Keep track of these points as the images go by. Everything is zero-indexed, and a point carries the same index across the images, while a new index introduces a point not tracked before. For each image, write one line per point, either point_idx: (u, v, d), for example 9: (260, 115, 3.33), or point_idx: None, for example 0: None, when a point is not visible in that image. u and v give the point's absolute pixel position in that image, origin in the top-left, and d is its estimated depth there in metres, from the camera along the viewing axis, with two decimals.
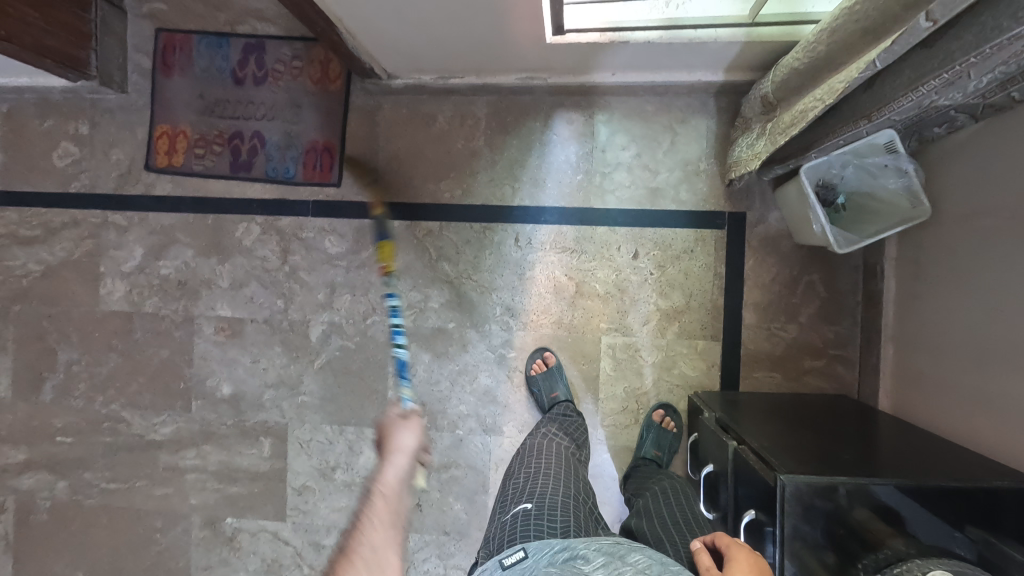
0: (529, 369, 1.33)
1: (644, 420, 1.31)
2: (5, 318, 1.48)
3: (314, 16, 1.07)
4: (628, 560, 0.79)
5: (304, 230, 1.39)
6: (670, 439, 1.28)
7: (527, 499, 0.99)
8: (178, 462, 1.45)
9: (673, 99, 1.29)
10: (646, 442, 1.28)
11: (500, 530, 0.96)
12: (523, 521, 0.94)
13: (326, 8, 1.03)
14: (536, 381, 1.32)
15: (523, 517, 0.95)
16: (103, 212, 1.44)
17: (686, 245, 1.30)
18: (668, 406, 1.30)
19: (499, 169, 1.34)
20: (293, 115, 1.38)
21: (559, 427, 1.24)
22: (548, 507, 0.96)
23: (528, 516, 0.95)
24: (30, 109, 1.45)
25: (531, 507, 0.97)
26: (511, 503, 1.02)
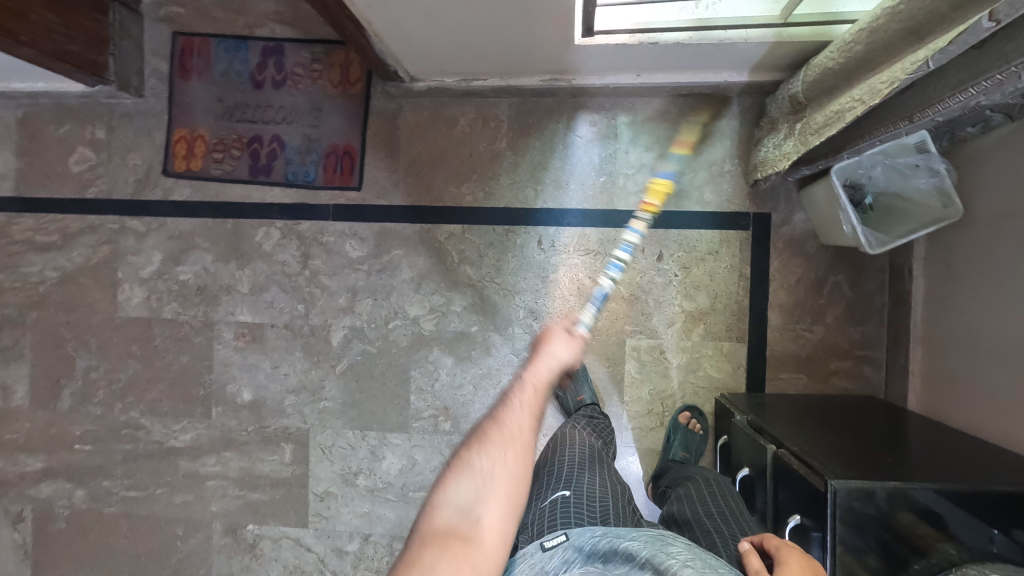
0: None
1: (670, 421, 1.30)
2: (21, 325, 1.47)
3: (341, 18, 1.06)
4: (670, 550, 0.70)
5: (325, 234, 1.38)
6: (698, 440, 1.27)
7: (564, 487, 0.99)
8: (199, 469, 1.44)
9: (697, 100, 1.28)
10: (674, 445, 1.27)
11: (534, 520, 0.95)
12: (561, 508, 0.93)
13: (355, 10, 1.02)
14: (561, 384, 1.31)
15: (561, 505, 0.94)
16: (121, 218, 1.43)
17: (711, 246, 1.29)
18: (694, 408, 1.29)
19: (522, 171, 1.34)
20: (313, 119, 1.37)
21: (589, 425, 1.24)
22: (587, 497, 0.95)
23: (565, 503, 0.95)
24: (46, 115, 1.44)
25: (569, 494, 0.96)
26: (547, 490, 1.00)
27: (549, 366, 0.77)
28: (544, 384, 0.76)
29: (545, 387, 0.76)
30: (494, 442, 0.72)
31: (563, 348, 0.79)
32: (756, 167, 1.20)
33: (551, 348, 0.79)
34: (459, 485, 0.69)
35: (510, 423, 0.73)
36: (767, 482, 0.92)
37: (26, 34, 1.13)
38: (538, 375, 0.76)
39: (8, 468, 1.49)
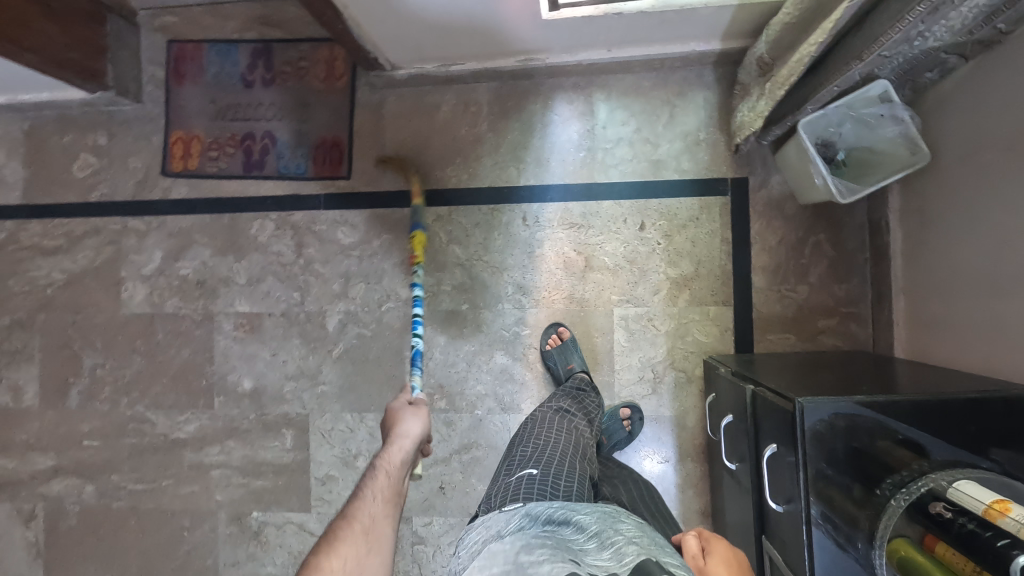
0: (545, 344, 1.34)
1: (608, 409, 1.33)
2: (30, 328, 1.52)
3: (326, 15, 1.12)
4: (619, 528, 0.77)
5: (317, 223, 1.43)
6: (622, 436, 1.31)
7: (531, 464, 1.01)
8: (203, 459, 1.47)
9: (670, 74, 1.32)
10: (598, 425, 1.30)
11: (499, 492, 0.98)
12: (527, 483, 0.95)
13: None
14: (552, 355, 1.33)
15: (527, 479, 0.97)
16: (124, 219, 1.49)
17: (691, 214, 1.32)
18: (634, 406, 1.32)
19: (504, 152, 1.38)
20: (302, 114, 1.43)
21: (573, 401, 1.23)
22: (553, 473, 0.98)
23: (531, 478, 0.97)
24: (50, 125, 1.51)
25: (536, 472, 0.98)
26: (516, 466, 1.03)
27: (402, 445, 0.96)
28: (396, 469, 0.91)
29: (395, 469, 0.91)
30: (354, 528, 0.78)
31: (414, 427, 1.00)
32: (736, 131, 1.24)
33: (402, 436, 0.97)
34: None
35: (370, 515, 0.81)
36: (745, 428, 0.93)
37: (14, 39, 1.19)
38: (394, 455, 0.93)
39: (19, 467, 1.53)
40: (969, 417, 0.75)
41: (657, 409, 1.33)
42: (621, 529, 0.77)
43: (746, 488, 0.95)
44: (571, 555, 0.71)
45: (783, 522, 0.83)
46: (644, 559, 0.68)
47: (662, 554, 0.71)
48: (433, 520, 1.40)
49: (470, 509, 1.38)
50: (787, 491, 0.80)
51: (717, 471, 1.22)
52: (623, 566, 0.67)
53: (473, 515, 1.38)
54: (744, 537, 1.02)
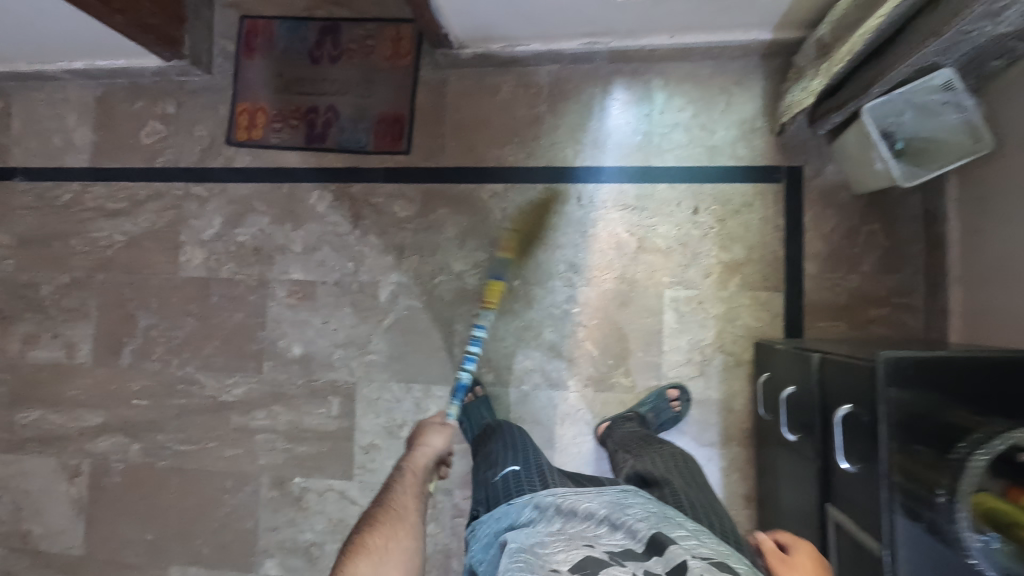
0: (467, 396, 1.38)
1: (657, 391, 1.34)
2: (88, 286, 1.56)
3: None
4: (628, 511, 0.83)
5: (375, 195, 1.47)
6: (671, 417, 1.32)
7: (515, 461, 1.10)
8: (249, 423, 1.49)
9: (728, 63, 1.35)
10: (647, 404, 1.32)
11: (491, 492, 1.06)
12: (511, 478, 1.05)
13: None
14: (471, 406, 1.36)
15: (511, 476, 1.06)
16: (186, 185, 1.54)
17: (745, 199, 1.34)
18: (681, 387, 1.33)
19: (561, 133, 1.41)
20: (365, 90, 1.47)
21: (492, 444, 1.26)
22: (535, 468, 1.07)
23: (515, 475, 1.06)
24: (122, 93, 1.57)
25: (518, 468, 1.07)
26: (497, 466, 1.12)
27: (425, 452, 1.04)
28: (420, 469, 1.00)
29: (421, 471, 1.00)
30: (389, 525, 0.86)
31: (437, 438, 1.07)
32: (786, 110, 1.25)
33: (425, 442, 1.06)
34: (368, 565, 0.79)
35: (400, 508, 0.91)
36: (812, 403, 0.93)
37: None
38: (417, 464, 1.01)
39: (67, 423, 1.55)
40: (1005, 377, 0.74)
41: (704, 391, 1.34)
42: (626, 509, 0.85)
43: (808, 457, 0.96)
44: (587, 539, 0.80)
45: (851, 484, 0.83)
46: (655, 532, 0.77)
47: (670, 526, 0.79)
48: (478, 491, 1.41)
49: None
50: (863, 455, 0.79)
51: (768, 451, 1.22)
52: (637, 541, 0.76)
53: None
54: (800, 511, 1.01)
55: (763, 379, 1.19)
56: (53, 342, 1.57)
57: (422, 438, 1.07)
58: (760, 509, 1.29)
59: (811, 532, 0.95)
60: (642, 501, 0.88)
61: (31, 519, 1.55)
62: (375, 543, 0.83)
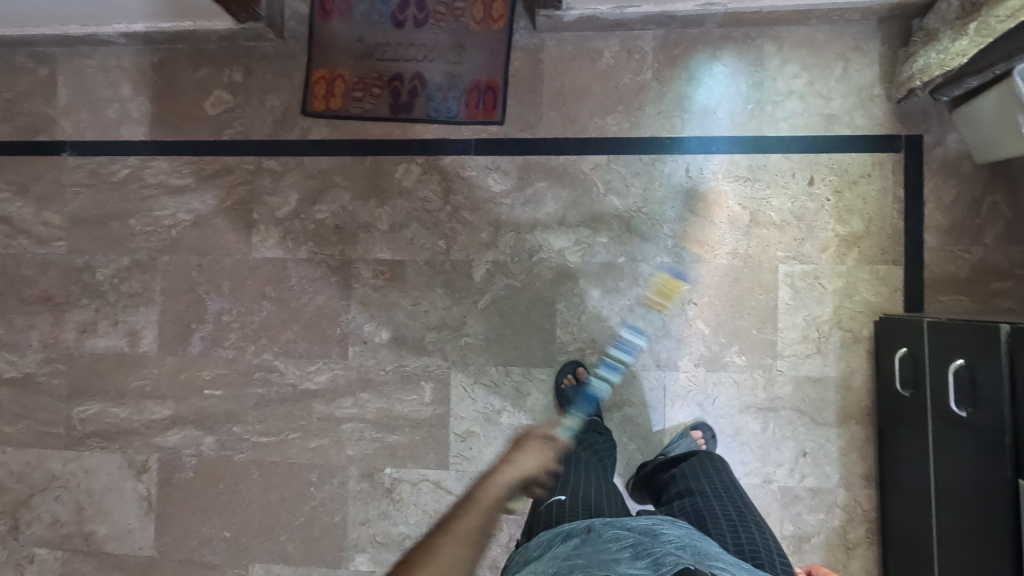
0: (562, 382, 1.33)
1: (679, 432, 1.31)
2: (152, 269, 1.45)
3: None
4: (661, 539, 0.74)
5: (467, 168, 1.38)
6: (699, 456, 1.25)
7: (560, 491, 1.02)
8: (335, 412, 1.40)
9: (845, 28, 1.30)
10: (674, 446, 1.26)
11: (534, 524, 0.98)
12: (556, 509, 0.97)
13: None
14: (568, 394, 1.31)
15: (556, 507, 0.98)
16: (258, 159, 1.43)
17: (863, 170, 1.29)
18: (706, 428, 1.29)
19: (668, 102, 1.34)
20: (455, 56, 1.38)
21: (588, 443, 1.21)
22: (582, 499, 0.99)
23: (561, 506, 0.98)
24: (184, 59, 1.45)
25: (565, 498, 0.99)
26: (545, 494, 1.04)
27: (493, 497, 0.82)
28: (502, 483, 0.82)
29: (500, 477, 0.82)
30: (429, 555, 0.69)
31: (533, 459, 0.89)
32: (916, 74, 1.19)
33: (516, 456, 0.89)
34: None
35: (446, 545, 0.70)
36: (996, 381, 0.89)
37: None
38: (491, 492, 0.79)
39: (133, 417, 1.45)
40: None
41: (822, 369, 1.30)
42: (659, 539, 0.74)
43: (984, 433, 0.92)
44: (605, 568, 0.67)
45: None
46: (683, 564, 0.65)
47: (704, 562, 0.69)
48: None
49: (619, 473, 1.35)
50: None
51: (900, 430, 1.18)
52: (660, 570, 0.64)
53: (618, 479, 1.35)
54: (966, 487, 0.96)
55: (901, 355, 1.15)
56: (114, 329, 1.46)
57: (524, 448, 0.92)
58: (883, 489, 1.25)
59: (998, 509, 0.90)
60: (676, 534, 0.76)
61: (96, 519, 1.45)
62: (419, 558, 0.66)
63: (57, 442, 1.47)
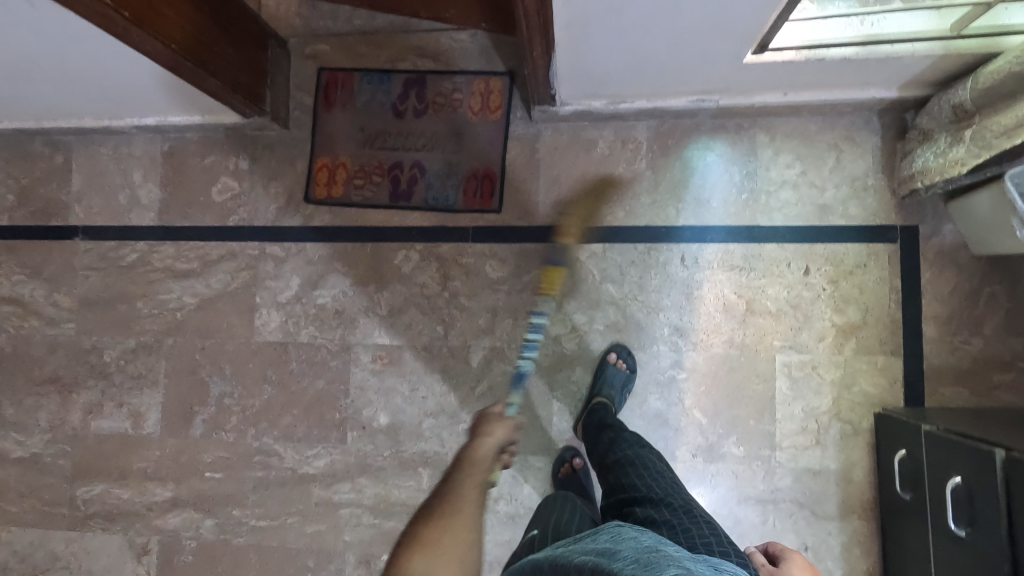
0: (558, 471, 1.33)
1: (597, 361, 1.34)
2: (157, 351, 1.48)
3: (535, 59, 1.08)
4: (617, 553, 0.73)
5: (465, 255, 1.40)
6: (624, 378, 1.30)
7: (533, 526, 1.09)
8: (332, 496, 1.41)
9: (836, 119, 1.31)
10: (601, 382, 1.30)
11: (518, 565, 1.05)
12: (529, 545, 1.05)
13: (555, 45, 1.03)
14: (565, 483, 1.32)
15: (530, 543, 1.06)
16: (261, 244, 1.47)
17: (859, 260, 1.29)
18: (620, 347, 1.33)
19: (662, 190, 1.36)
20: (453, 145, 1.42)
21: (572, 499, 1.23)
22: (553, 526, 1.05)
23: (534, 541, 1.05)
24: (191, 147, 1.50)
25: (537, 532, 1.06)
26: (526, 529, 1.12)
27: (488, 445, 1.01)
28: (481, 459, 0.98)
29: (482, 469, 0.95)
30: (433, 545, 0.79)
31: (501, 429, 1.04)
32: (915, 175, 1.20)
33: (491, 431, 1.03)
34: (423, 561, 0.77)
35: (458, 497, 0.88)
36: (994, 506, 0.87)
37: (127, 8, 0.95)
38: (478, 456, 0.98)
39: (135, 498, 1.47)
40: None
41: (822, 461, 1.28)
42: (614, 555, 0.73)
43: (985, 556, 0.90)
44: None
45: None
46: None
47: (658, 568, 0.67)
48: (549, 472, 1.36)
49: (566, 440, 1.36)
50: None
51: (902, 532, 1.16)
52: None
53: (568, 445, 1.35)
54: None
55: (899, 457, 1.14)
56: (118, 411, 1.49)
57: (487, 428, 1.04)
58: None
59: None
60: (632, 547, 0.75)
61: None
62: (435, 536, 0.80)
63: (61, 522, 1.49)
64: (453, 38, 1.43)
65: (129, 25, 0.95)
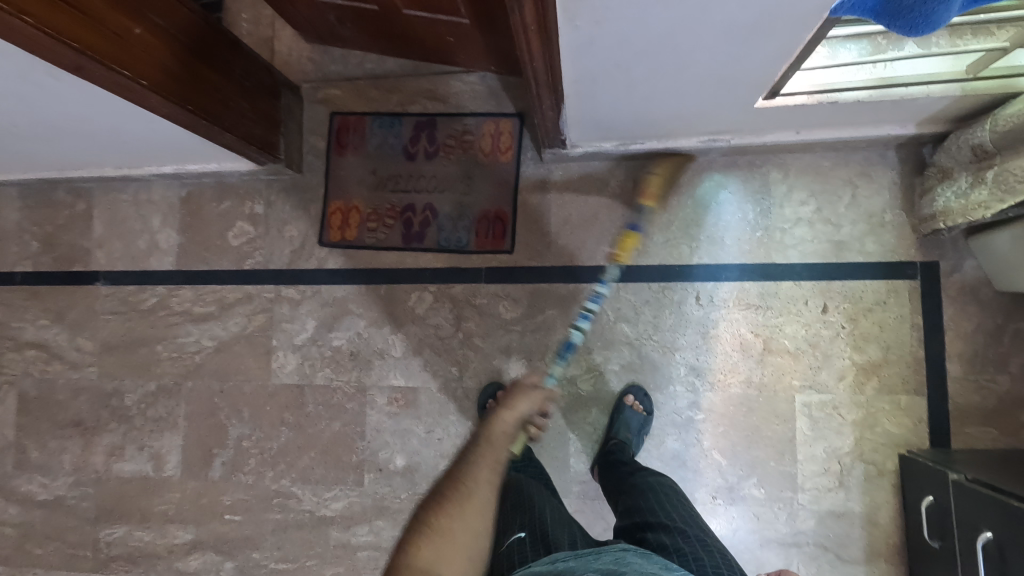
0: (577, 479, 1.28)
1: (613, 403, 1.33)
2: (176, 394, 1.50)
3: (545, 110, 1.08)
4: None
5: (478, 296, 1.40)
6: (641, 419, 1.29)
7: (519, 527, 1.04)
8: (350, 539, 1.41)
9: (850, 153, 1.29)
10: (618, 423, 1.29)
11: (496, 564, 1.00)
12: (516, 547, 1.00)
13: (566, 100, 1.04)
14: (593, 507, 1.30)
15: (516, 545, 1.00)
16: (277, 287, 1.48)
17: (878, 297, 1.27)
18: (637, 388, 1.32)
19: (675, 229, 1.35)
20: (464, 187, 1.42)
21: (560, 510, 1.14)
22: (541, 533, 1.02)
23: (521, 543, 1.01)
24: (208, 193, 1.53)
25: (525, 535, 1.02)
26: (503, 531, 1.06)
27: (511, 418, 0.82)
28: (499, 438, 0.80)
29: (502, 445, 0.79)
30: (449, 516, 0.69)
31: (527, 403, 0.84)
32: (937, 215, 1.18)
33: (514, 404, 0.83)
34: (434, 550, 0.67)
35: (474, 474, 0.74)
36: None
37: (143, 75, 0.97)
38: (496, 431, 0.80)
39: (157, 540, 1.49)
40: None
41: (845, 504, 1.25)
42: None
43: None
44: None
45: None
46: None
47: None
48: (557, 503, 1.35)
49: (582, 479, 1.35)
50: None
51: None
52: None
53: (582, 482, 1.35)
54: None
55: (927, 504, 1.11)
56: (140, 453, 1.51)
57: (514, 397, 0.85)
58: None
59: None
60: None
61: None
62: (446, 526, 0.69)
63: (85, 564, 1.51)
64: (463, 80, 1.44)
65: (146, 92, 0.98)
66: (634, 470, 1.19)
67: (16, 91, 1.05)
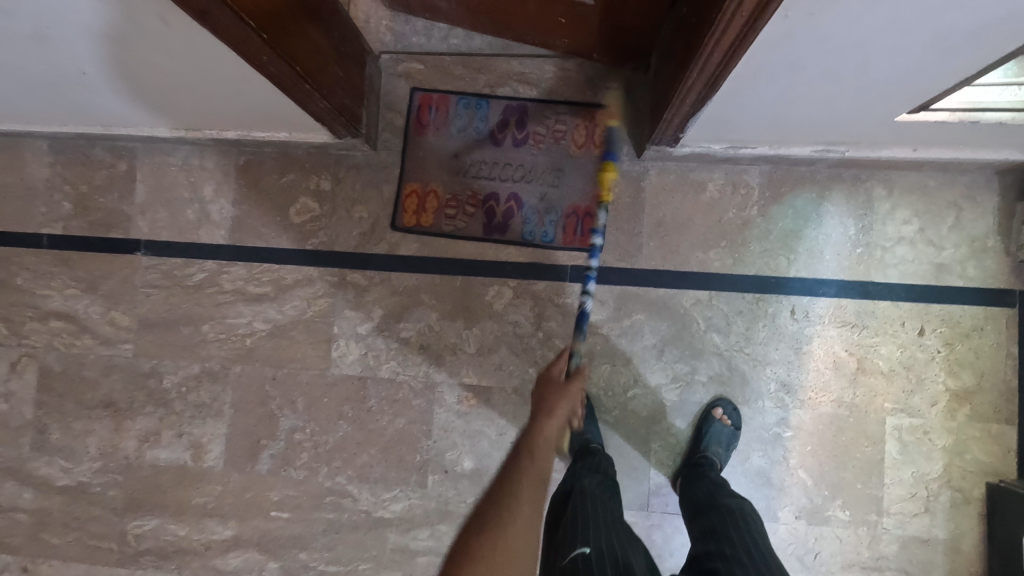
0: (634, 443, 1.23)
1: (701, 416, 1.28)
2: (223, 379, 1.39)
3: (682, 104, 1.03)
4: None
5: (562, 295, 1.33)
6: (730, 434, 1.25)
7: (583, 542, 0.96)
8: (409, 543, 1.33)
9: (956, 176, 1.27)
10: (707, 437, 1.25)
11: None
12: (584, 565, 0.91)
13: (711, 100, 0.99)
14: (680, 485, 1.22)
15: (581, 562, 0.93)
16: (341, 271, 1.38)
17: (975, 322, 1.25)
18: (726, 401, 1.27)
19: (773, 240, 1.30)
20: (553, 179, 1.35)
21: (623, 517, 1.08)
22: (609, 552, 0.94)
23: (586, 561, 0.93)
24: (270, 163, 1.40)
25: (589, 551, 0.94)
26: (563, 541, 0.98)
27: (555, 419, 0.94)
28: (543, 442, 0.89)
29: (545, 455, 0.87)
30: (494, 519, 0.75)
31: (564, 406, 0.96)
32: None
33: (556, 402, 0.97)
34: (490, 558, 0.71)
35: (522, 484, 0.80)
36: None
37: (265, 29, 0.90)
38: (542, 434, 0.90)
39: (192, 535, 1.37)
40: None
41: (932, 530, 1.24)
42: None
43: None
44: None
45: None
46: None
47: None
48: (628, 513, 1.31)
49: (656, 490, 1.30)
50: None
51: None
52: None
53: (657, 492, 1.30)
54: None
55: None
56: (178, 441, 1.39)
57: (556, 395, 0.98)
58: None
59: None
60: None
61: None
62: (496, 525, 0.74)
63: (109, 557, 1.39)
64: (557, 65, 1.35)
65: (266, 49, 0.90)
66: (713, 488, 1.14)
67: (119, 44, 0.91)
